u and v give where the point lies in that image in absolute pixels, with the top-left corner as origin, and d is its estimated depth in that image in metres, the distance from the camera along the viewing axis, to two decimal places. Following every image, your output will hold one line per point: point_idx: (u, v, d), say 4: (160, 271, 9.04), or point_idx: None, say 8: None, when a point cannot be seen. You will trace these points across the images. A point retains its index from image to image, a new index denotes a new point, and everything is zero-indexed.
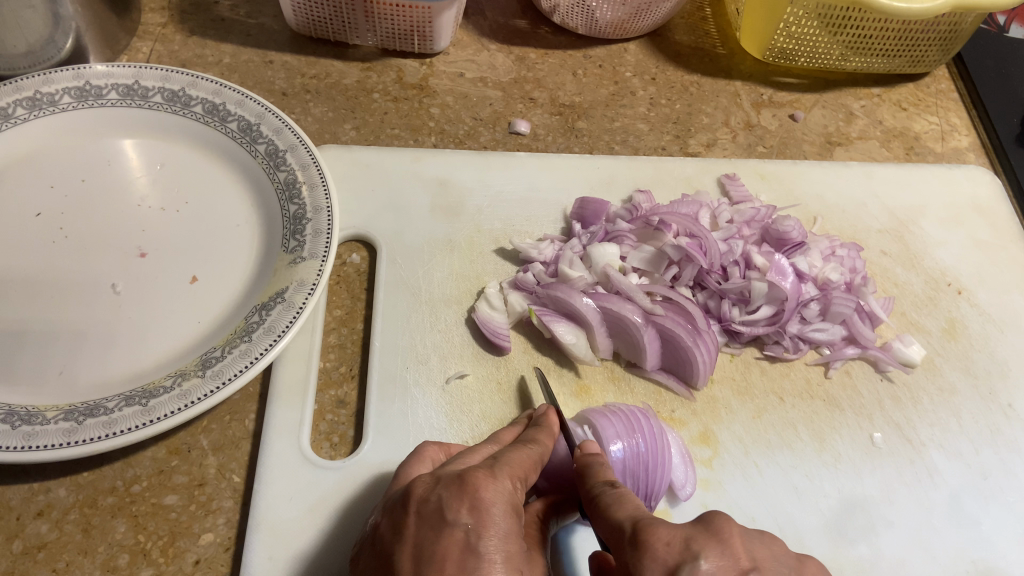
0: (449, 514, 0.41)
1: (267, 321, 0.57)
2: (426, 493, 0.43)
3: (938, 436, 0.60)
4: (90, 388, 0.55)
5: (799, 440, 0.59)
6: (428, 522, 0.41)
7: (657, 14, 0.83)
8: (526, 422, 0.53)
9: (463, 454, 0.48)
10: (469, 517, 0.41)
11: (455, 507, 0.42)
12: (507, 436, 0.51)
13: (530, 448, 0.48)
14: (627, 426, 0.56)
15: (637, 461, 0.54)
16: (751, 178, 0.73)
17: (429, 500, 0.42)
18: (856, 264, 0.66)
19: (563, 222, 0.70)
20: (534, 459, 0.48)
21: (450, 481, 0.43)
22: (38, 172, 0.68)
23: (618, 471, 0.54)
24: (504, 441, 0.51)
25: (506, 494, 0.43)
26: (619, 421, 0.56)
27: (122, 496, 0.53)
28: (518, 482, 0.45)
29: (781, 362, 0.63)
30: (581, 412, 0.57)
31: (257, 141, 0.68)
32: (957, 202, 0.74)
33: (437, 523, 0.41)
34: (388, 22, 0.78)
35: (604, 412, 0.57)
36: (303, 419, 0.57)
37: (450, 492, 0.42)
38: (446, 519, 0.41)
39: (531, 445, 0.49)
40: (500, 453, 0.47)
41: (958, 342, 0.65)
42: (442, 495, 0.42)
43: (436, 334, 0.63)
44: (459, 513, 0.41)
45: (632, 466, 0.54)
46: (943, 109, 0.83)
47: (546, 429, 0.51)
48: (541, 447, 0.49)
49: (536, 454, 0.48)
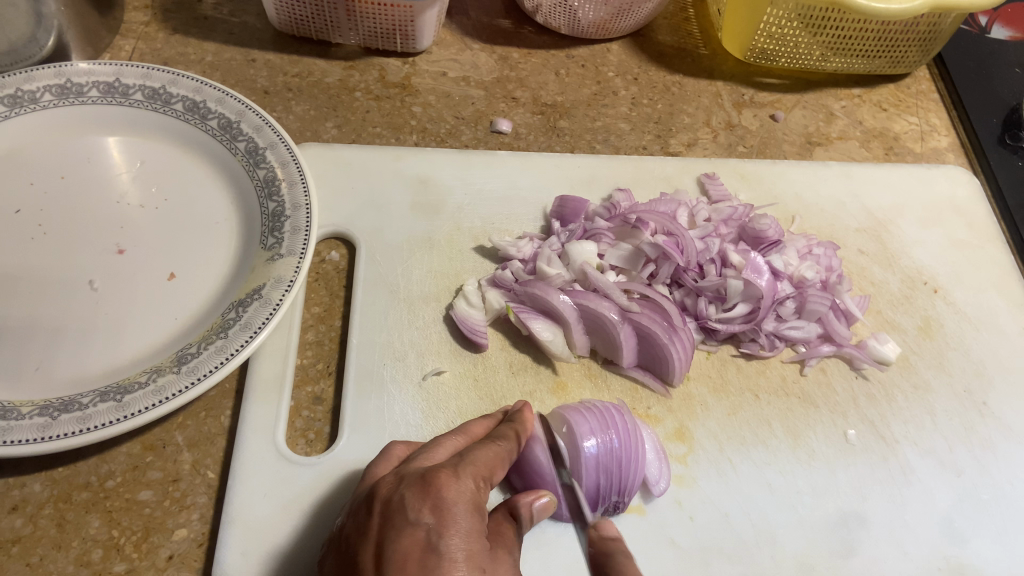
0: (411, 514, 0.42)
1: (243, 318, 0.57)
2: (390, 494, 0.44)
3: (912, 433, 0.61)
4: (67, 384, 0.56)
5: (774, 437, 0.59)
6: (390, 522, 0.42)
7: (640, 14, 0.83)
8: (499, 418, 0.53)
9: (431, 451, 0.48)
10: (430, 517, 0.42)
11: (417, 507, 0.42)
12: (477, 430, 0.51)
13: (497, 445, 0.48)
14: (601, 422, 0.56)
15: (610, 457, 0.54)
16: (730, 178, 0.74)
17: (391, 500, 0.43)
18: (833, 263, 0.67)
19: (543, 220, 0.71)
20: (501, 457, 0.48)
21: (413, 482, 0.44)
22: (18, 169, 0.68)
23: (590, 467, 0.54)
24: (473, 434, 0.51)
25: (469, 493, 0.44)
26: (593, 417, 0.56)
27: (96, 491, 0.53)
28: (483, 481, 0.45)
29: (757, 359, 0.63)
30: (557, 409, 0.58)
31: (237, 138, 0.68)
32: (935, 202, 0.74)
33: (398, 523, 0.42)
34: (371, 21, 0.79)
35: (578, 409, 0.57)
36: (279, 415, 0.57)
37: (412, 492, 0.43)
38: (407, 520, 0.42)
39: (499, 442, 0.49)
40: (466, 451, 0.47)
41: (933, 340, 0.66)
42: (404, 496, 0.43)
43: (414, 331, 0.63)
44: (420, 513, 0.42)
45: (605, 462, 0.54)
46: (924, 109, 0.84)
47: (517, 426, 0.51)
48: (509, 444, 0.49)
49: (504, 452, 0.48)
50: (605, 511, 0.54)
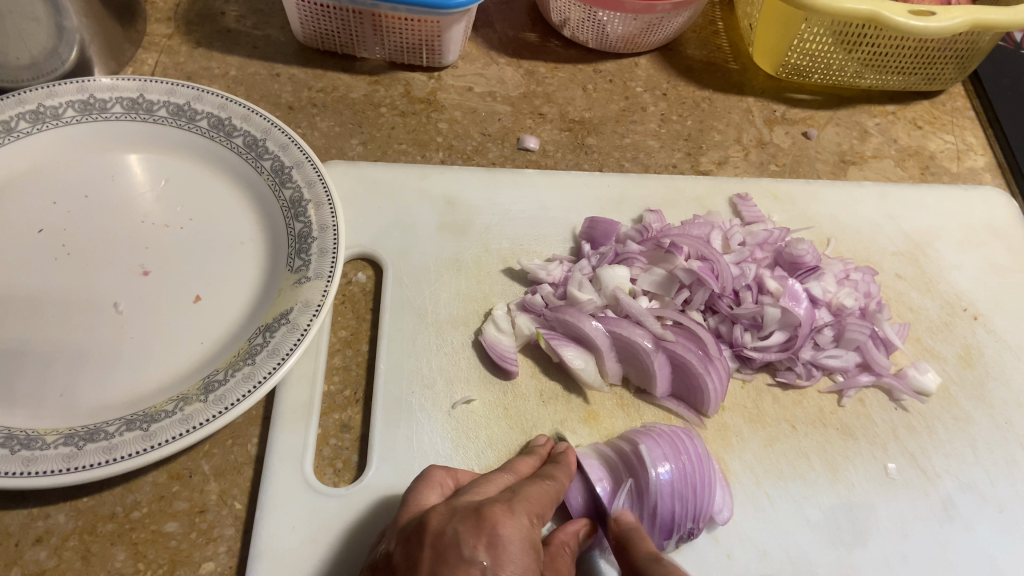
0: (466, 550, 0.40)
1: (271, 344, 0.56)
2: (442, 526, 0.42)
3: (954, 468, 0.59)
4: (92, 411, 0.55)
5: (812, 470, 0.58)
6: (444, 557, 0.40)
7: (669, 28, 0.82)
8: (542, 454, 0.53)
9: (479, 487, 0.47)
10: (486, 553, 0.40)
11: (472, 543, 0.41)
12: (523, 468, 0.51)
13: (546, 483, 0.48)
14: (674, 446, 0.55)
15: (685, 482, 0.54)
16: (763, 199, 0.72)
17: (444, 533, 0.42)
18: (871, 289, 0.65)
19: (573, 242, 0.69)
20: (550, 493, 0.47)
21: (466, 516, 0.42)
22: (41, 187, 0.67)
23: (667, 493, 0.53)
24: (520, 473, 0.50)
25: (524, 531, 0.43)
26: (665, 441, 0.56)
27: (122, 523, 0.52)
28: (535, 518, 0.45)
29: (794, 389, 0.62)
30: (627, 433, 0.57)
31: (262, 157, 0.67)
32: (973, 223, 0.73)
33: (452, 558, 0.40)
34: (397, 35, 0.77)
35: (650, 435, 0.56)
36: (306, 444, 0.56)
37: (465, 527, 0.42)
38: (462, 555, 0.40)
39: (549, 481, 0.48)
40: (517, 489, 0.47)
41: (974, 370, 0.64)
42: (458, 529, 0.41)
43: (443, 357, 0.62)
44: (475, 549, 0.40)
45: (681, 488, 0.54)
46: (959, 127, 0.82)
47: (563, 468, 0.51)
48: (557, 484, 0.49)
49: (553, 490, 0.48)
50: (679, 539, 0.53)
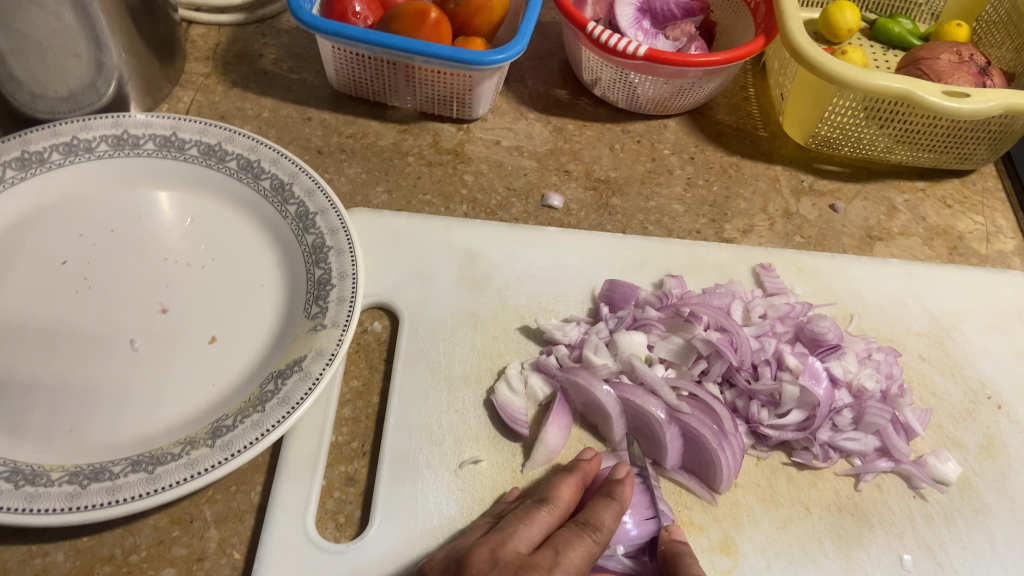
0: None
1: (282, 392, 0.55)
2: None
3: (971, 563, 0.57)
4: (100, 450, 0.54)
5: (824, 556, 0.56)
6: None
7: (700, 94, 0.82)
8: (532, 500, 0.54)
9: (518, 523, 0.52)
10: None
11: None
12: (565, 496, 0.54)
13: (591, 539, 0.52)
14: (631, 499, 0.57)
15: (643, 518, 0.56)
16: (787, 270, 0.71)
17: None
18: (893, 370, 0.64)
19: (591, 303, 0.69)
20: (592, 552, 0.52)
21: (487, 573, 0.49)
22: (70, 218, 0.68)
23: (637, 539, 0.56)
24: (561, 504, 0.54)
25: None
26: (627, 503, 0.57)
27: (119, 565, 0.51)
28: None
29: (809, 470, 0.60)
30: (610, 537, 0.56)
31: (289, 201, 0.68)
32: (1001, 308, 0.72)
33: None
34: (429, 87, 0.78)
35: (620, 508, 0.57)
36: (309, 497, 0.56)
37: None
38: None
39: (593, 534, 0.53)
40: (560, 547, 0.52)
41: (996, 461, 0.62)
42: None
43: (453, 414, 0.61)
44: None
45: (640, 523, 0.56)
46: (989, 208, 0.81)
47: (516, 515, 0.53)
48: (603, 537, 0.53)
49: (596, 546, 0.52)
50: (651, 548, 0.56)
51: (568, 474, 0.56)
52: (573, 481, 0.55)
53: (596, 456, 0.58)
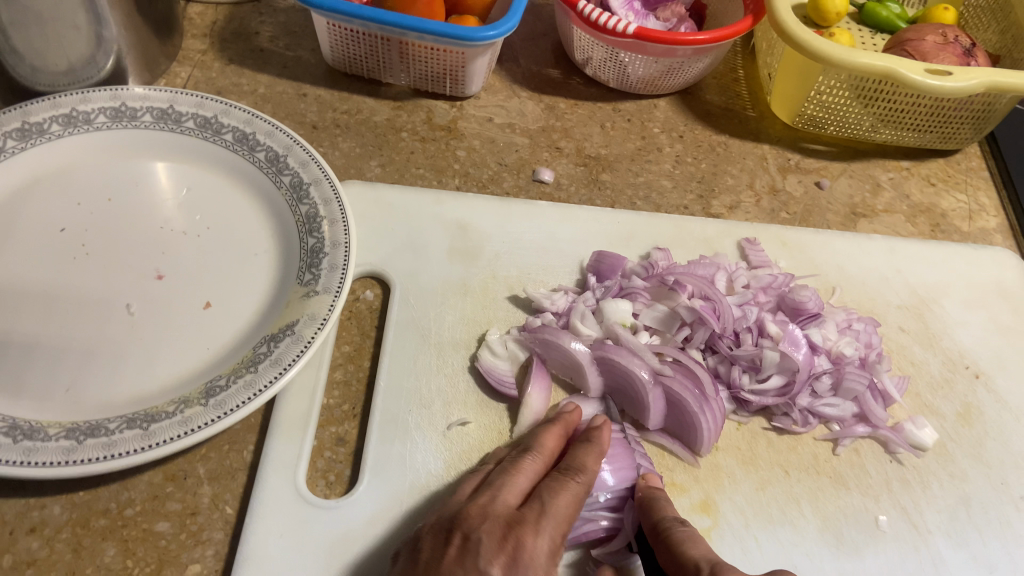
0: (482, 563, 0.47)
1: (274, 354, 0.57)
2: (468, 531, 0.49)
3: (945, 524, 0.59)
4: (97, 408, 0.56)
5: (802, 516, 0.58)
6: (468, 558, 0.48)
7: (689, 73, 0.84)
8: (516, 451, 0.56)
9: (504, 476, 0.53)
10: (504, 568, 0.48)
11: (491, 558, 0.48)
12: (549, 443, 0.56)
13: (575, 481, 0.53)
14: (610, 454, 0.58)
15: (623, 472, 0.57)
16: (772, 244, 0.73)
17: (470, 536, 0.49)
18: (872, 340, 0.65)
19: (579, 274, 0.70)
20: (578, 494, 0.52)
21: (478, 530, 0.49)
22: (68, 187, 0.69)
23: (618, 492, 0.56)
24: (546, 451, 0.55)
25: (544, 553, 0.49)
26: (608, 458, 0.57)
27: (115, 519, 0.53)
28: (559, 537, 0.51)
29: (789, 434, 0.62)
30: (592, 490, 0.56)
31: (283, 172, 0.69)
32: (981, 283, 0.73)
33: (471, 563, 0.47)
34: (423, 64, 0.80)
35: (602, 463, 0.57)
36: (301, 455, 0.57)
37: (488, 539, 0.49)
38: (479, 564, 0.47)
39: (577, 476, 0.53)
40: (548, 492, 0.52)
41: (972, 428, 0.64)
42: (481, 538, 0.48)
43: (442, 378, 0.63)
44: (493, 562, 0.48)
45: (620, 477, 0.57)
46: (973, 187, 0.82)
47: (503, 468, 0.54)
48: (587, 479, 0.53)
49: (580, 488, 0.53)
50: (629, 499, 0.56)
51: (550, 423, 0.57)
52: (554, 429, 0.56)
53: (578, 410, 0.59)
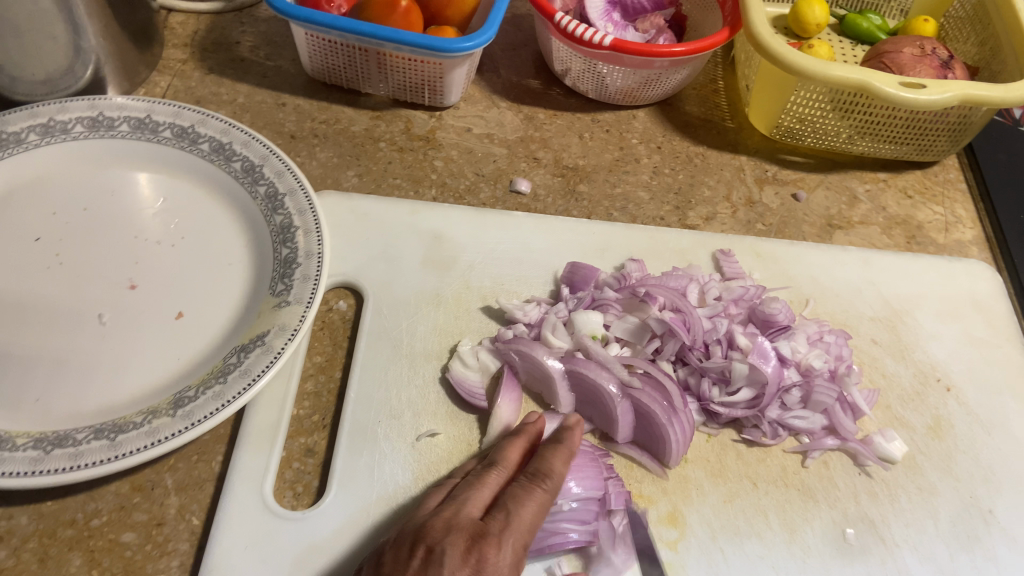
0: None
1: (244, 364, 0.57)
2: (431, 542, 0.48)
3: (913, 538, 0.59)
4: (65, 419, 0.56)
5: (769, 529, 0.58)
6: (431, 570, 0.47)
7: (667, 84, 0.84)
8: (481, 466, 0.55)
9: (468, 489, 0.53)
10: None
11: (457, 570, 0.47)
12: (513, 457, 0.55)
13: (541, 489, 0.52)
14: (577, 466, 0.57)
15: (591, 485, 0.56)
16: (746, 255, 0.73)
17: (433, 548, 0.48)
18: (843, 352, 0.65)
19: (553, 285, 0.71)
20: (544, 502, 0.52)
21: (447, 539, 0.48)
22: (44, 197, 0.69)
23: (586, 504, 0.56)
24: (510, 464, 0.55)
25: (508, 565, 0.48)
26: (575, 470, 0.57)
27: (81, 529, 0.53)
28: (523, 548, 0.50)
29: (758, 447, 0.62)
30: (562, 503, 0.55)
31: (258, 182, 0.69)
32: (954, 295, 0.73)
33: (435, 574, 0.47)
34: (401, 75, 0.80)
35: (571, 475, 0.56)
36: (269, 466, 0.57)
37: (453, 550, 0.48)
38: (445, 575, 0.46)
39: (543, 484, 0.53)
40: (512, 503, 0.51)
41: (942, 441, 0.64)
42: (446, 549, 0.48)
43: (413, 389, 0.63)
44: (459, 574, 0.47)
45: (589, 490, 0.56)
46: (950, 199, 0.83)
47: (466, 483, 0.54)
48: (553, 485, 0.53)
49: (547, 495, 0.52)
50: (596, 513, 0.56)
51: (513, 436, 0.57)
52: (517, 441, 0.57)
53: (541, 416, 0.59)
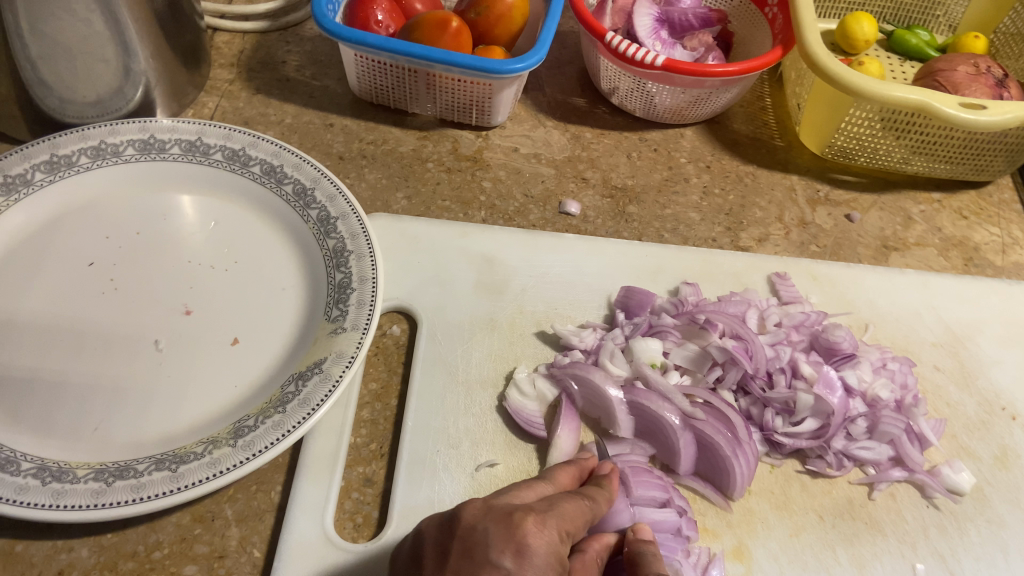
0: (492, 553, 0.43)
1: (303, 393, 0.56)
2: (473, 522, 0.45)
3: (984, 573, 0.57)
4: (125, 448, 0.55)
5: (837, 564, 0.56)
6: (471, 554, 0.43)
7: (716, 103, 0.83)
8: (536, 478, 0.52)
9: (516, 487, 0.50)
10: (510, 558, 0.43)
11: (500, 547, 0.43)
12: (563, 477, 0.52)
13: (585, 503, 0.49)
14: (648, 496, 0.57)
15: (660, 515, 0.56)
16: (802, 279, 0.72)
17: (474, 528, 0.45)
18: (908, 380, 0.64)
19: (607, 310, 0.70)
20: (586, 512, 0.49)
21: (498, 517, 0.45)
22: (96, 221, 0.69)
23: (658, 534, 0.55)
24: (560, 484, 0.52)
25: (551, 544, 0.45)
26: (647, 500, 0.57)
27: (143, 561, 0.52)
28: (565, 536, 0.46)
29: (823, 478, 0.60)
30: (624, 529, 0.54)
31: (310, 206, 0.69)
32: (1016, 320, 0.72)
33: (478, 558, 0.43)
34: (449, 95, 0.79)
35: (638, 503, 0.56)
36: (329, 497, 0.56)
37: (496, 529, 0.44)
38: (488, 557, 0.43)
39: (587, 499, 0.50)
40: (554, 500, 0.48)
41: (1010, 472, 0.63)
42: (488, 528, 0.44)
43: (470, 417, 0.62)
44: (502, 553, 0.43)
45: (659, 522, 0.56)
46: (1005, 220, 0.81)
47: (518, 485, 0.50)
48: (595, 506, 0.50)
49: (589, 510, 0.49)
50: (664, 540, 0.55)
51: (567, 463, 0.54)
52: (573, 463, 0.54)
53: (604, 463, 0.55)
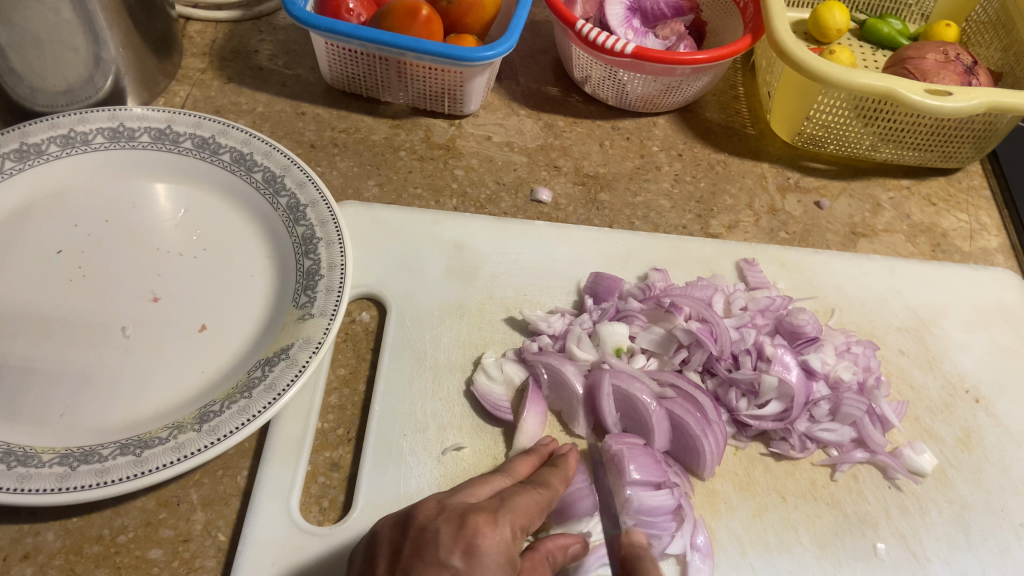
0: (441, 553, 0.43)
1: (269, 378, 0.56)
2: (425, 523, 0.45)
3: (944, 553, 0.58)
4: (90, 433, 0.56)
5: (799, 544, 0.57)
6: (421, 554, 0.43)
7: (688, 91, 0.83)
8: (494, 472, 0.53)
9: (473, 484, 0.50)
10: (460, 558, 0.43)
11: (449, 547, 0.43)
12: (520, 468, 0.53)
13: (537, 491, 0.50)
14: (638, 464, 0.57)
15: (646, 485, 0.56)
16: (770, 265, 0.72)
17: (426, 528, 0.45)
18: (870, 363, 0.65)
19: (576, 295, 0.70)
20: (540, 504, 0.49)
21: (450, 517, 0.45)
22: (64, 210, 0.69)
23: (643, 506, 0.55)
24: (516, 473, 0.52)
25: (504, 542, 0.45)
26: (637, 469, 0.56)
27: (108, 545, 0.53)
28: (519, 531, 0.46)
29: (787, 460, 0.61)
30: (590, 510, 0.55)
31: (280, 193, 0.69)
32: (981, 305, 0.73)
33: (427, 557, 0.43)
34: (421, 83, 0.80)
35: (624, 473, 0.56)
36: (295, 481, 0.57)
37: (446, 528, 0.44)
38: (437, 557, 0.43)
39: (540, 489, 0.50)
40: (508, 495, 0.48)
41: (971, 453, 0.63)
42: (439, 529, 0.44)
43: (437, 402, 0.62)
44: (451, 553, 0.43)
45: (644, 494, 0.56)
46: (974, 207, 0.82)
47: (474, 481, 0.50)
48: (549, 493, 0.50)
49: (543, 497, 0.49)
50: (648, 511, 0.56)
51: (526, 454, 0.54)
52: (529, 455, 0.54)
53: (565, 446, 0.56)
